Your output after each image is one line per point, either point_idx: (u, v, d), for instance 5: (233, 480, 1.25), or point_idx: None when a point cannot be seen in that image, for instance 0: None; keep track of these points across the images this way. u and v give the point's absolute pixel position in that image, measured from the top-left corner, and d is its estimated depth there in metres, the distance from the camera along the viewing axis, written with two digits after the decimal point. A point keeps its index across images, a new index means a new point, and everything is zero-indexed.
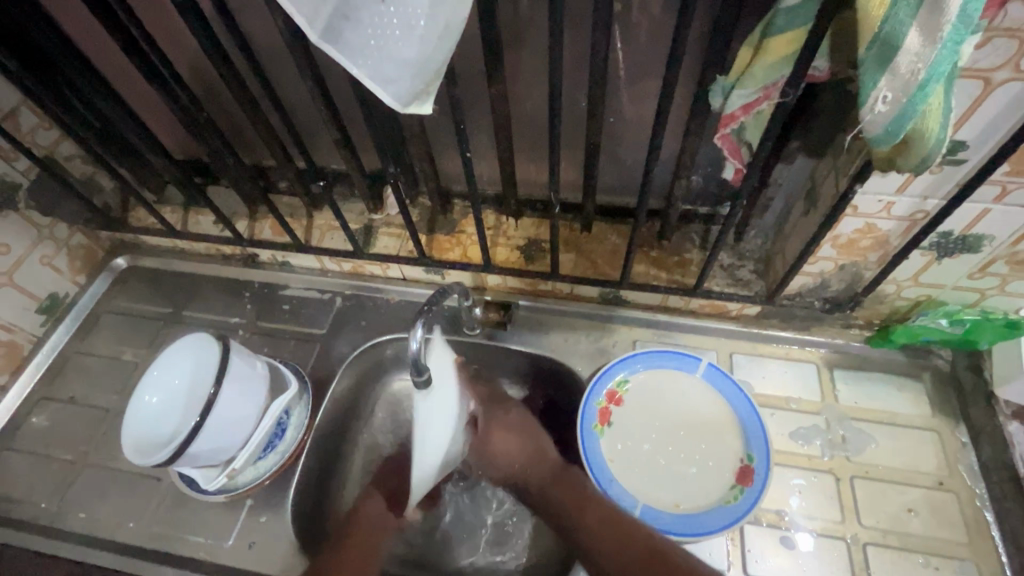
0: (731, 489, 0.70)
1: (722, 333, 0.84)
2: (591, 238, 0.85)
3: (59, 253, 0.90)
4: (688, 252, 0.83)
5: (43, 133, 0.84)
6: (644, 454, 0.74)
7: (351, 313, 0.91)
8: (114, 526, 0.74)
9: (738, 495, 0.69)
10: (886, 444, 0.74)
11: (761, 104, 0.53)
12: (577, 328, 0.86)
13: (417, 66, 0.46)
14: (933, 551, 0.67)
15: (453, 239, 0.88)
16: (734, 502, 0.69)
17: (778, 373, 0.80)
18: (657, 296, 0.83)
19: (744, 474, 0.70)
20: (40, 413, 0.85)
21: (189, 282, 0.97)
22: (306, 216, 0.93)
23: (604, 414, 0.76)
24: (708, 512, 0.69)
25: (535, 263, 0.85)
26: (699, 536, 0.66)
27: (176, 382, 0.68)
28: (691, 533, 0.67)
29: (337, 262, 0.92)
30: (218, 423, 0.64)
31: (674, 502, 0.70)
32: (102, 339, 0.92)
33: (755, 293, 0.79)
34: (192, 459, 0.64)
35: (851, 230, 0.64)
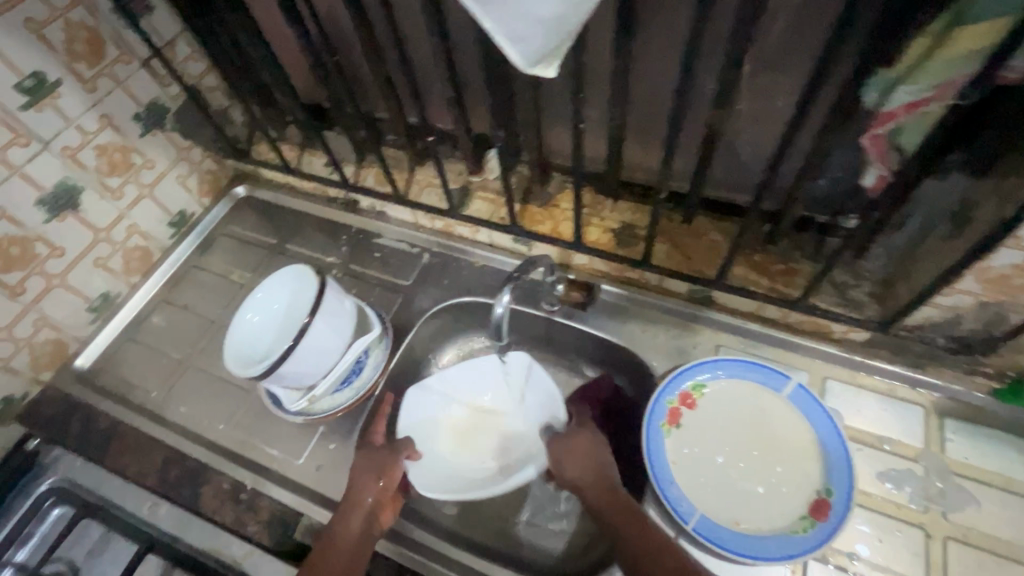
0: (802, 520, 0.65)
1: (818, 354, 0.77)
2: (689, 232, 0.80)
3: (192, 174, 1.00)
4: (795, 262, 0.76)
5: (193, 63, 0.92)
6: (710, 463, 0.70)
7: (436, 270, 0.94)
8: (207, 424, 0.82)
9: (808, 527, 0.64)
10: (993, 510, 0.65)
11: (928, 104, 0.50)
12: (659, 322, 0.83)
13: (551, 24, 0.45)
14: None
15: (546, 212, 0.87)
16: (804, 534, 0.63)
17: (875, 409, 0.73)
18: (752, 303, 0.77)
19: (820, 507, 0.65)
20: (159, 314, 0.95)
21: (295, 218, 1.04)
22: (408, 170, 0.96)
23: (674, 415, 0.73)
24: (772, 537, 0.64)
25: (625, 248, 0.82)
26: (760, 560, 0.62)
27: (276, 307, 0.75)
28: (750, 554, 0.63)
29: (430, 218, 0.94)
30: (308, 349, 0.69)
31: (735, 519, 0.66)
32: (216, 257, 1.01)
33: (867, 318, 0.72)
34: (282, 378, 0.70)
35: (1006, 265, 0.56)
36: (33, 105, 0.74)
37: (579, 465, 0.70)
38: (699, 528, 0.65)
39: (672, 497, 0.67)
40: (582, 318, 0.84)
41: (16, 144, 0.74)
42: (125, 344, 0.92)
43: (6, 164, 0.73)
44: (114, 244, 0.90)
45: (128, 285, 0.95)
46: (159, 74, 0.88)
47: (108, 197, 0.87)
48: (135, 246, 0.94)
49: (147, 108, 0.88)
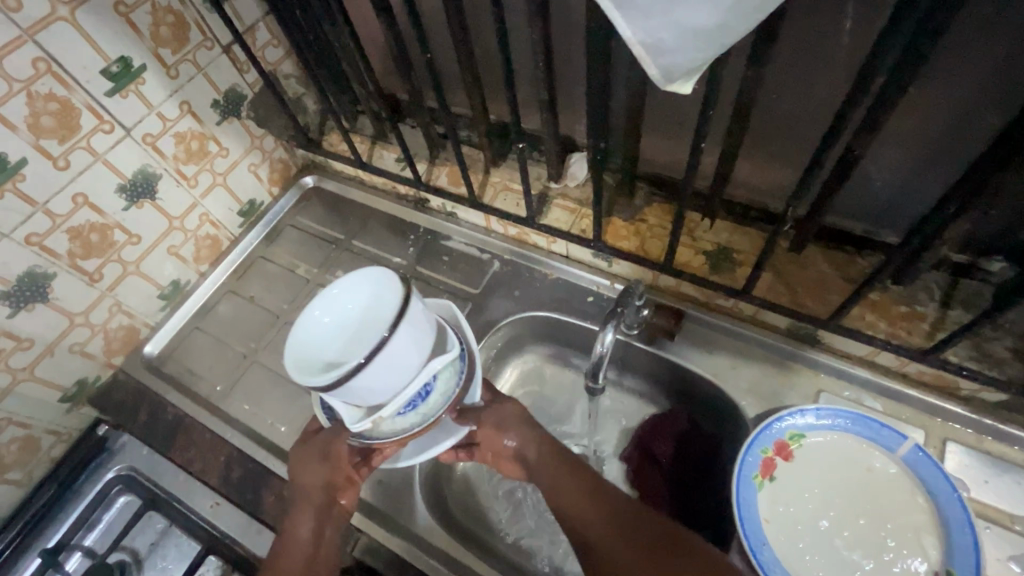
0: None
1: (938, 411, 0.68)
2: (797, 262, 0.72)
3: (263, 163, 0.98)
4: (922, 305, 0.67)
5: (273, 50, 0.89)
6: (805, 524, 0.64)
7: (506, 279, 0.89)
8: (270, 424, 0.81)
9: None
10: None
11: None
12: (751, 358, 0.75)
13: (706, 34, 0.38)
14: None
15: (632, 227, 0.80)
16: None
17: (1007, 484, 0.63)
18: (866, 348, 0.69)
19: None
20: (226, 304, 0.95)
21: (363, 213, 1.00)
22: (484, 171, 0.91)
23: (768, 466, 0.66)
24: None
25: (722, 274, 0.74)
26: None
27: (351, 308, 0.64)
28: None
29: (504, 224, 0.89)
30: (386, 360, 0.57)
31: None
32: (283, 250, 0.99)
33: (1008, 378, 0.62)
34: (350, 392, 0.57)
35: None
36: (117, 90, 0.72)
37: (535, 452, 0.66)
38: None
39: (765, 562, 0.61)
40: (666, 346, 0.77)
41: (100, 130, 0.73)
42: (193, 333, 0.92)
43: (90, 150, 0.72)
44: (187, 233, 0.89)
45: (198, 273, 0.95)
46: (239, 60, 0.86)
47: (183, 185, 0.85)
48: (206, 235, 0.93)
49: (225, 95, 0.86)
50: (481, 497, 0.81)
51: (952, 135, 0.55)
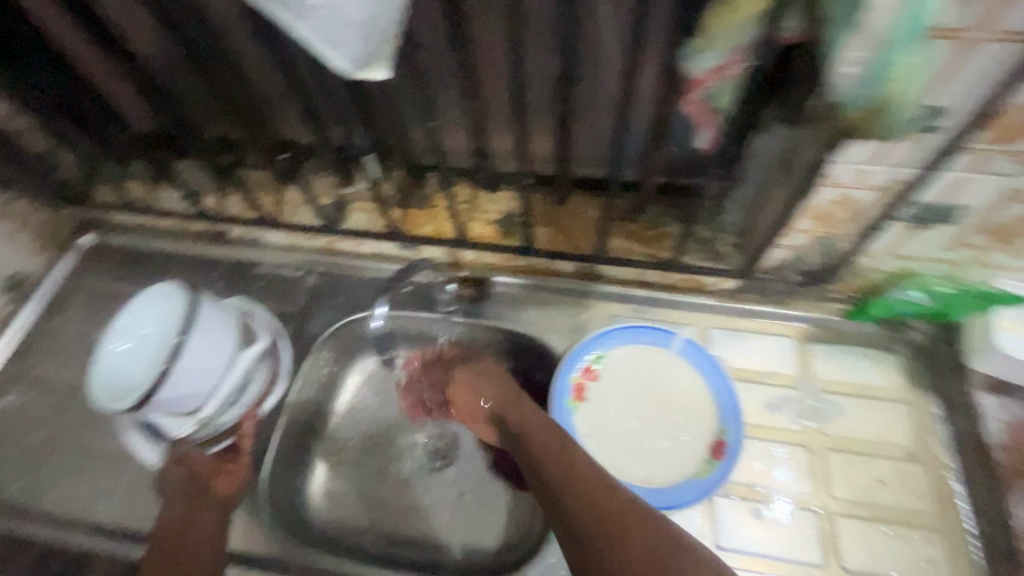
0: (704, 462, 0.70)
1: (699, 307, 0.82)
2: (567, 212, 0.83)
3: (20, 231, 0.87)
4: (666, 225, 0.79)
5: None
6: (617, 429, 0.74)
7: (325, 290, 0.89)
8: (87, 506, 0.73)
9: (710, 468, 0.69)
10: (858, 415, 0.73)
11: (733, 69, 0.51)
12: (554, 304, 0.84)
13: (364, 24, 0.44)
14: (901, 520, 0.66)
15: (427, 213, 0.86)
16: (708, 475, 0.69)
17: (754, 349, 0.79)
18: (633, 270, 0.83)
19: (717, 448, 0.71)
20: (8, 394, 0.83)
21: (159, 260, 0.94)
22: (276, 191, 0.90)
23: (579, 390, 0.76)
24: (682, 485, 0.69)
25: (510, 238, 0.84)
26: (669, 508, 0.67)
27: (144, 332, 0.66)
28: (664, 505, 0.67)
29: (310, 238, 0.90)
30: (188, 369, 0.66)
31: (645, 475, 0.71)
32: (70, 319, 0.90)
33: (732, 267, 0.78)
34: (166, 402, 0.66)
35: (828, 201, 0.62)
36: None
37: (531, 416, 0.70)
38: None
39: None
40: (480, 313, 0.84)
41: None
42: None
43: None
44: None
45: None
46: None
47: None
48: None
49: None
50: (342, 507, 0.80)
51: None
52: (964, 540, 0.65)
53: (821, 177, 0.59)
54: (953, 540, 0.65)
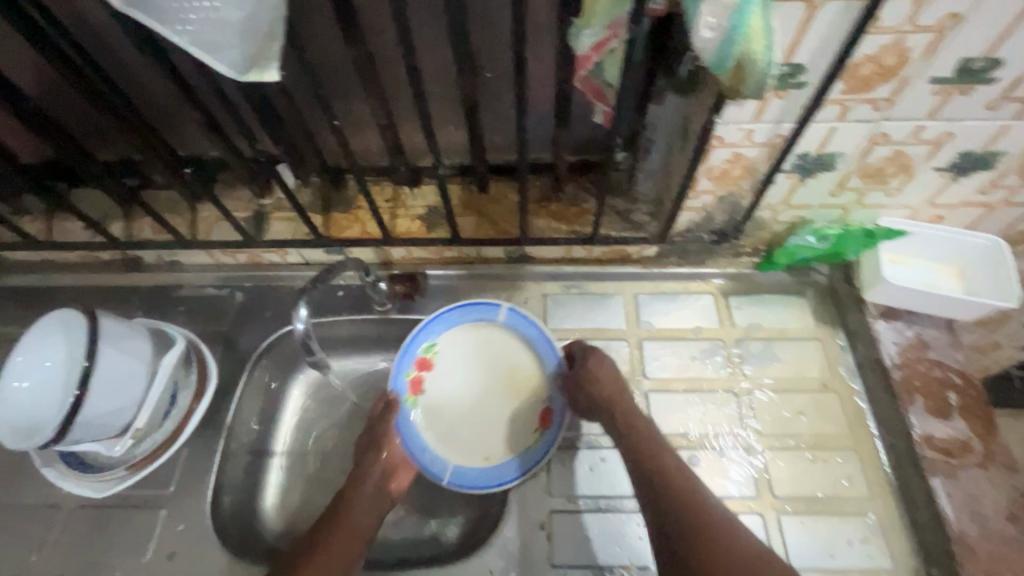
0: (535, 433, 0.77)
1: (626, 277, 0.87)
2: (490, 199, 0.85)
3: None
4: (585, 202, 0.84)
5: None
6: (473, 412, 0.80)
7: (254, 306, 0.87)
8: (14, 564, 0.69)
9: (539, 438, 0.76)
10: (777, 356, 0.79)
11: (611, 44, 0.51)
12: (488, 290, 0.87)
13: (242, 26, 0.44)
14: (821, 446, 0.73)
15: (351, 216, 0.86)
16: (538, 444, 0.76)
17: (679, 308, 0.84)
18: (560, 248, 0.85)
19: (546, 416, 0.78)
20: None
21: (68, 296, 0.89)
22: (190, 210, 0.87)
23: (416, 383, 0.80)
24: (500, 463, 0.75)
25: (437, 230, 0.84)
26: (493, 488, 0.73)
27: (48, 364, 0.63)
28: (487, 485, 0.73)
29: (231, 254, 0.87)
30: (105, 384, 0.62)
31: (488, 454, 0.77)
32: None
33: (650, 234, 0.82)
34: (88, 428, 0.62)
35: (721, 161, 0.67)
36: None
37: (601, 387, 0.70)
38: (452, 479, 0.74)
39: (428, 461, 0.75)
40: (417, 308, 0.85)
41: None
42: None
43: None
44: None
45: None
46: None
47: None
48: None
49: None
50: None
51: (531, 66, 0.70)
52: (876, 453, 0.72)
53: (711, 140, 0.63)
54: (866, 456, 0.72)
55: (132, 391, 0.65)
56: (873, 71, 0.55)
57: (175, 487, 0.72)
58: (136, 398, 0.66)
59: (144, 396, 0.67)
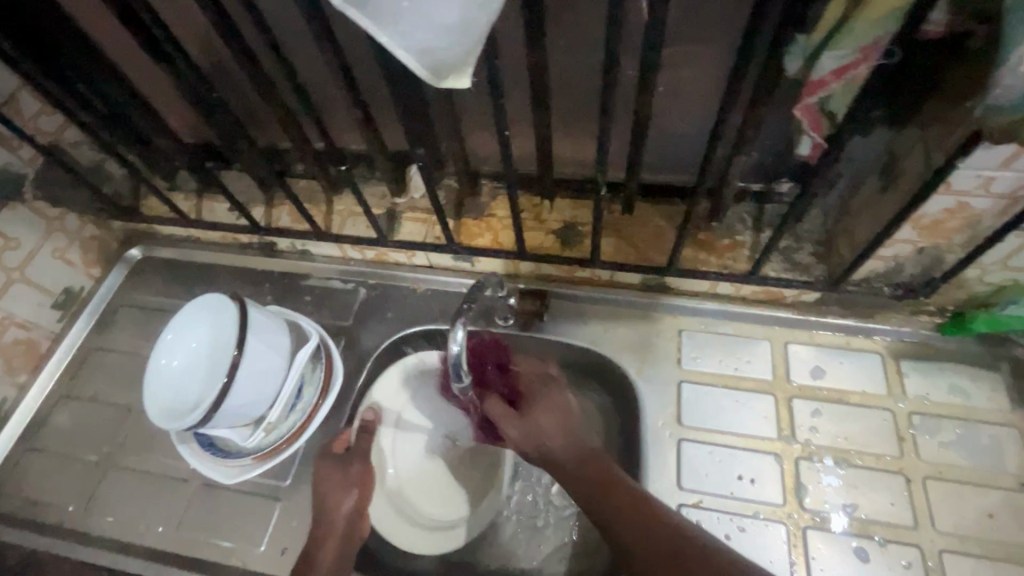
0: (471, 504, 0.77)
1: (776, 321, 0.77)
2: (633, 221, 0.78)
3: (72, 245, 0.86)
4: (740, 234, 0.76)
5: (47, 118, 0.78)
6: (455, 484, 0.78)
7: (376, 304, 0.86)
8: (143, 531, 0.71)
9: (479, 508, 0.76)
10: (962, 440, 0.67)
11: (857, 68, 0.45)
12: (616, 317, 0.80)
13: (455, 29, 0.40)
14: (1016, 559, 0.61)
15: (483, 223, 0.82)
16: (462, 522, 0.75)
17: (840, 366, 0.73)
18: (706, 282, 0.76)
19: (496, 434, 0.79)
20: (62, 412, 0.82)
21: (207, 273, 0.92)
22: (326, 202, 0.87)
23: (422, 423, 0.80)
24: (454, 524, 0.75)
25: (572, 248, 0.79)
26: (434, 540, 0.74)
27: (195, 347, 0.66)
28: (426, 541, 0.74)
29: (360, 250, 0.86)
30: (250, 373, 0.63)
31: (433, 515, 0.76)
32: (121, 334, 0.88)
33: (816, 279, 0.72)
34: (229, 415, 0.63)
35: (938, 210, 0.57)
36: None
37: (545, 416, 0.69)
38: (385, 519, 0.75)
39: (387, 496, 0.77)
40: (541, 328, 0.80)
41: None
42: (24, 456, 0.79)
43: None
44: None
45: (15, 386, 0.82)
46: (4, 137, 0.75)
47: None
48: (15, 340, 0.81)
49: None
50: None
51: (712, 81, 0.63)
52: None
53: (938, 185, 0.53)
54: None
55: (269, 383, 0.66)
56: None
57: (292, 480, 0.72)
58: (273, 391, 0.67)
59: (279, 390, 0.67)
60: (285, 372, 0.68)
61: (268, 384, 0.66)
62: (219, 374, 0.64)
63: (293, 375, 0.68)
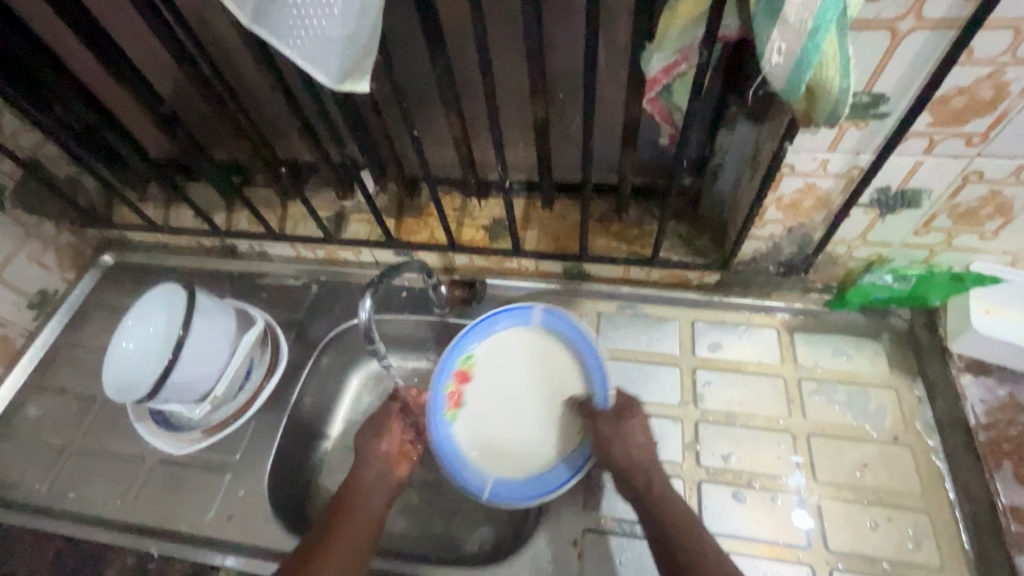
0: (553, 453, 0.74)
1: (684, 303, 0.85)
2: (553, 215, 0.87)
3: (47, 251, 0.94)
4: (647, 224, 0.85)
5: (26, 136, 0.87)
6: (506, 387, 0.80)
7: (326, 299, 0.94)
8: (102, 506, 0.77)
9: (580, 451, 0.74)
10: (845, 400, 0.74)
11: (681, 67, 0.53)
12: (542, 304, 0.88)
13: (343, 42, 0.49)
14: (886, 502, 0.67)
15: (421, 222, 0.91)
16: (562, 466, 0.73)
17: (739, 340, 0.81)
18: (619, 268, 0.84)
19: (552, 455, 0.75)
20: (33, 403, 0.89)
21: (173, 275, 1.00)
22: (281, 207, 0.96)
23: (455, 393, 0.79)
24: (553, 472, 0.73)
25: (499, 241, 0.87)
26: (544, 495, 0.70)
27: (152, 330, 0.74)
28: (533, 495, 0.70)
29: (312, 249, 0.95)
30: (194, 351, 0.70)
31: (526, 471, 0.74)
32: (92, 331, 0.95)
33: (711, 262, 0.80)
34: (176, 389, 0.71)
35: (792, 191, 0.65)
36: None
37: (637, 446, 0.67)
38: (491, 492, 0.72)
39: (467, 471, 0.74)
40: (473, 314, 0.88)
41: None
42: None
43: None
44: None
45: None
46: None
47: None
48: None
49: None
50: None
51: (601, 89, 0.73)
52: (951, 520, 0.66)
53: (782, 167, 0.62)
54: (938, 520, 0.66)
55: (213, 361, 0.73)
56: (966, 105, 0.52)
57: (240, 455, 0.78)
58: (217, 368, 0.74)
59: (224, 368, 0.75)
60: (230, 351, 0.75)
61: (214, 361, 0.73)
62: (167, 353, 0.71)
63: (238, 355, 0.76)
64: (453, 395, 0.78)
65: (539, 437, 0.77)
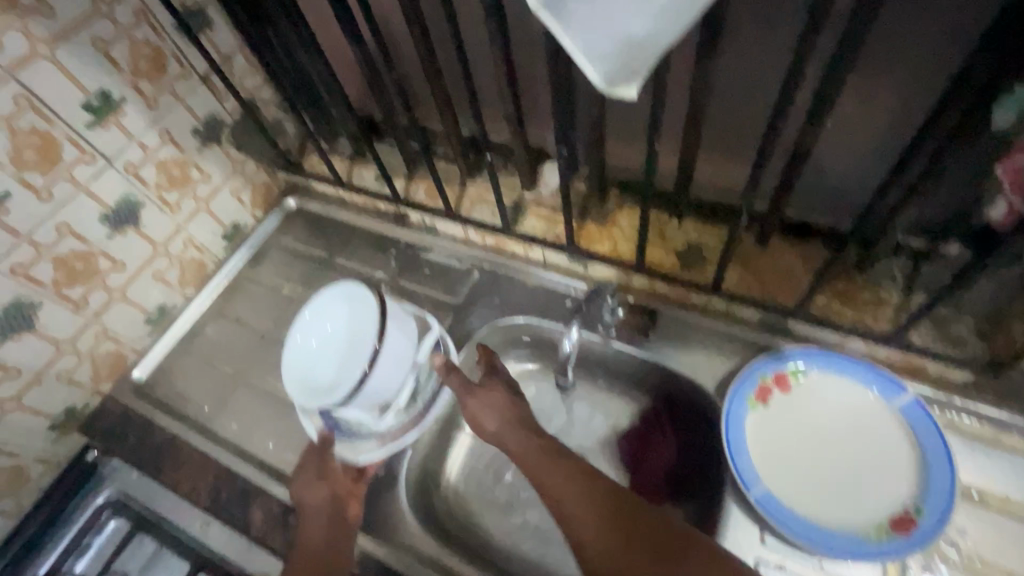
0: (877, 526, 0.61)
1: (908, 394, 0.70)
2: (764, 256, 0.75)
3: (246, 186, 1.00)
4: (886, 290, 0.69)
5: (251, 77, 0.91)
6: (875, 435, 0.66)
7: (487, 289, 0.90)
8: (257, 442, 0.82)
9: (882, 534, 0.61)
10: None
11: None
12: (726, 352, 0.76)
13: (638, 41, 0.41)
14: None
15: (605, 231, 0.83)
16: (849, 529, 0.62)
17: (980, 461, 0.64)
18: (835, 335, 0.71)
19: (902, 522, 0.61)
20: (212, 326, 0.96)
21: (345, 231, 1.02)
22: (460, 184, 0.93)
23: (764, 391, 0.71)
24: (832, 530, 0.62)
25: (692, 271, 0.77)
26: (816, 543, 0.61)
27: (332, 333, 0.74)
28: (806, 537, 0.61)
29: (482, 235, 0.91)
30: (386, 358, 0.69)
31: (797, 501, 0.65)
32: (268, 270, 1.01)
33: (974, 357, 0.65)
34: (365, 398, 0.69)
35: None
36: (98, 122, 0.75)
37: None
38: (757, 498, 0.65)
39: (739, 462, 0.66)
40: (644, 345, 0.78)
41: (83, 161, 0.75)
42: (179, 356, 0.94)
43: (73, 181, 0.75)
44: (171, 257, 0.91)
45: (184, 297, 0.97)
46: (217, 88, 0.89)
47: (167, 211, 0.88)
48: (191, 258, 0.95)
49: (205, 123, 0.89)
50: (463, 506, 0.81)
51: (888, 123, 0.59)
52: None
53: None
54: None
55: (398, 373, 0.72)
56: None
57: None
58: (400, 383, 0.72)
59: (404, 382, 0.73)
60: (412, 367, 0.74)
61: (398, 373, 0.72)
62: (352, 362, 0.71)
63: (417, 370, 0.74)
64: (763, 392, 0.71)
65: (809, 472, 0.66)
